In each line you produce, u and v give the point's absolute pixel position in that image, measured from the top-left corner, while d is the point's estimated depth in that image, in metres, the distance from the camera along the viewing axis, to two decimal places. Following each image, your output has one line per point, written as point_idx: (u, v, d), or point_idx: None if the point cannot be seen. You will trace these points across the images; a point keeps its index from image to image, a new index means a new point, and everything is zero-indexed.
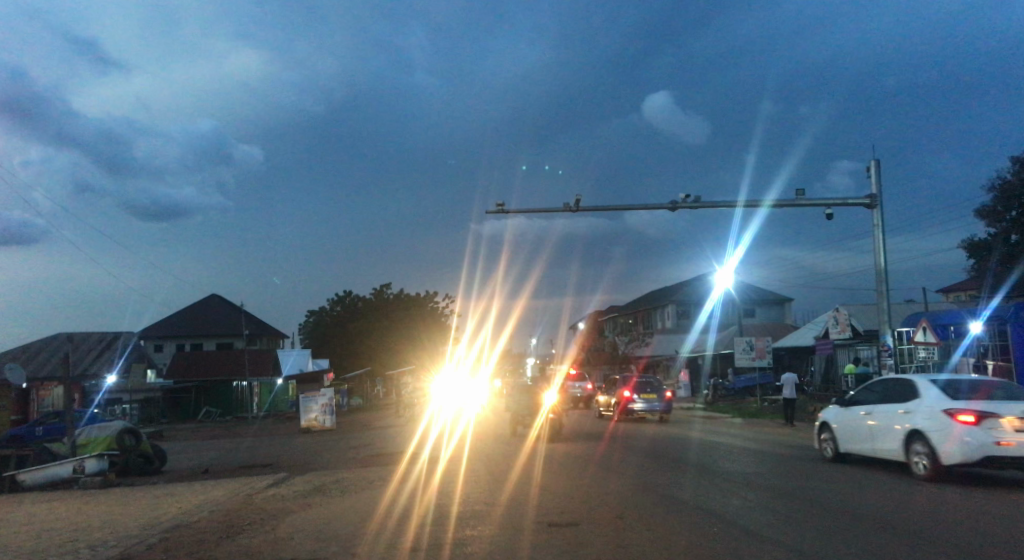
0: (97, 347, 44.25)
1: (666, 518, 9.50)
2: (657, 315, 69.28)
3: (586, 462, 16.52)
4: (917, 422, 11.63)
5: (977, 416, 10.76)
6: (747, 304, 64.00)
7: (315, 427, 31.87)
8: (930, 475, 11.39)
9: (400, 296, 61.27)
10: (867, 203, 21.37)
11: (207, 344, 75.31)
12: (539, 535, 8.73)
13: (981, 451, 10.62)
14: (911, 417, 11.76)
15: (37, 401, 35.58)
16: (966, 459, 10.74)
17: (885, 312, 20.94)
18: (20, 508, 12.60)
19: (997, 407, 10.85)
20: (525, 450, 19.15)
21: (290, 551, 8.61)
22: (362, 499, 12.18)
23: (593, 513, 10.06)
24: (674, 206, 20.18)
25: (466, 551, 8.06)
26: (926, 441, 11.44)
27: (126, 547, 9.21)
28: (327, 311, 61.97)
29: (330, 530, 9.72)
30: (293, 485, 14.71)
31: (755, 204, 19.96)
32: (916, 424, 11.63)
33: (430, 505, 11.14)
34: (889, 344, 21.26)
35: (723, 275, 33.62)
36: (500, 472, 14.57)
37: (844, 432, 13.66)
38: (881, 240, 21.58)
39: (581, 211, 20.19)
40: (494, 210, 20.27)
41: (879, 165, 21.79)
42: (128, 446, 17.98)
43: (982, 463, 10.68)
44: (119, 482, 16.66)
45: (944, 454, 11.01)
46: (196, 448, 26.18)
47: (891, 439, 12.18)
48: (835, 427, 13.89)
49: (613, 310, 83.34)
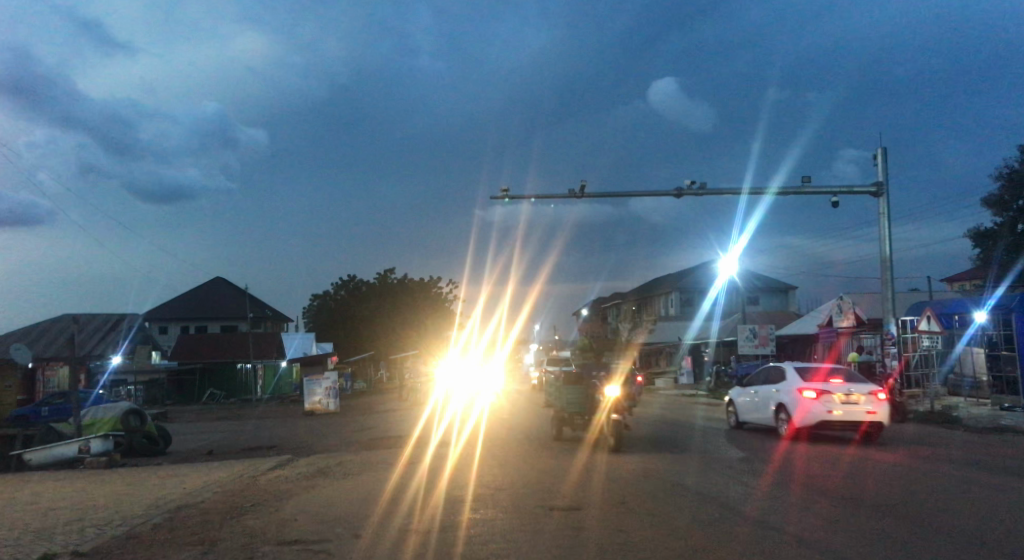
0: (103, 328, 44.45)
1: (666, 502, 9.58)
2: (661, 302, 69.25)
3: (589, 446, 16.65)
4: (782, 396, 15.77)
5: (817, 392, 14.94)
6: (752, 292, 63.90)
7: (319, 410, 32.01)
8: (790, 436, 15.58)
9: (404, 281, 61.29)
10: (873, 191, 21.29)
11: (212, 327, 75.60)
12: (540, 519, 8.80)
13: (819, 417, 14.81)
14: (779, 393, 15.89)
15: (42, 381, 35.74)
16: (808, 423, 14.89)
17: (889, 301, 20.93)
18: (27, 487, 12.74)
19: (832, 385, 15.05)
20: (529, 434, 19.32)
21: (294, 531, 8.70)
22: (365, 482, 12.27)
23: (595, 497, 10.12)
24: (679, 193, 20.11)
25: (471, 534, 8.15)
26: (786, 411, 15.59)
27: (132, 526, 9.30)
28: (332, 296, 62.09)
29: (334, 512, 9.81)
30: (297, 467, 14.80)
31: (761, 192, 19.91)
32: (782, 399, 15.74)
33: (434, 489, 11.24)
34: (892, 332, 21.25)
35: (727, 262, 33.59)
36: (505, 457, 14.68)
37: (743, 406, 17.69)
38: (887, 229, 21.52)
39: (586, 197, 20.16)
40: (499, 196, 20.26)
41: (885, 153, 21.70)
42: (133, 426, 18.12)
43: (821, 426, 14.88)
44: (125, 462, 16.79)
45: (797, 419, 15.11)
46: (200, 429, 26.34)
47: (766, 410, 16.33)
48: (736, 402, 17.97)
49: (617, 297, 83.32)
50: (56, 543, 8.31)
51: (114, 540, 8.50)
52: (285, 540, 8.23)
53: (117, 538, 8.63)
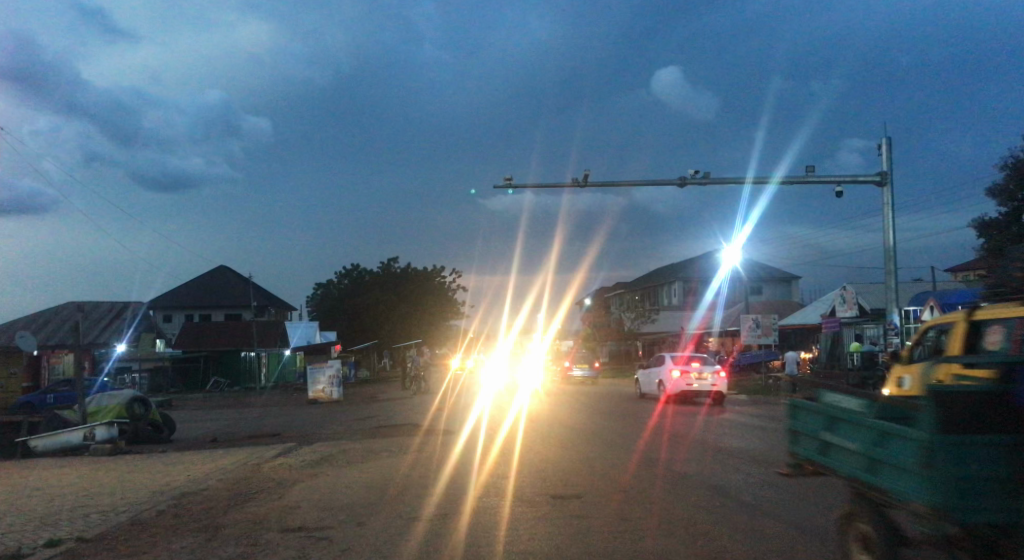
0: (108, 316, 44.60)
1: (668, 491, 9.61)
2: (664, 292, 69.25)
3: (599, 434, 16.70)
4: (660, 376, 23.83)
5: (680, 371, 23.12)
6: (755, 281, 63.83)
7: (322, 398, 32.16)
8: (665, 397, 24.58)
9: (406, 271, 61.47)
10: (877, 180, 21.23)
11: (217, 315, 75.77)
12: (544, 507, 8.87)
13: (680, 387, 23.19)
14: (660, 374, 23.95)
15: (48, 368, 35.95)
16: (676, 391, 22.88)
17: (892, 290, 20.90)
18: (32, 473, 12.85)
19: (691, 366, 23.52)
20: (589, 464, 12.06)
21: (299, 518, 8.79)
22: (366, 470, 12.29)
23: (595, 486, 10.14)
24: (682, 182, 20.05)
25: (474, 523, 8.21)
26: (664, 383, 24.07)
27: (136, 513, 9.35)
28: (335, 285, 62.29)
29: (339, 499, 9.88)
30: (301, 455, 14.88)
31: (764, 182, 19.83)
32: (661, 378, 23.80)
33: (438, 477, 11.33)
34: (895, 322, 21.22)
35: (730, 252, 33.57)
36: (512, 446, 14.73)
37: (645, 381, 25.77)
38: (891, 218, 21.47)
39: (589, 186, 20.12)
40: (501, 185, 20.28)
41: (890, 143, 21.61)
42: (137, 414, 18.22)
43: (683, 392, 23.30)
44: (129, 449, 16.92)
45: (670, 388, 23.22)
46: (205, 417, 26.56)
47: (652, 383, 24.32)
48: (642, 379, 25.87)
49: (621, 287, 83.41)
50: (61, 529, 8.40)
51: (120, 526, 8.58)
52: (288, 527, 8.30)
53: (123, 524, 8.71)
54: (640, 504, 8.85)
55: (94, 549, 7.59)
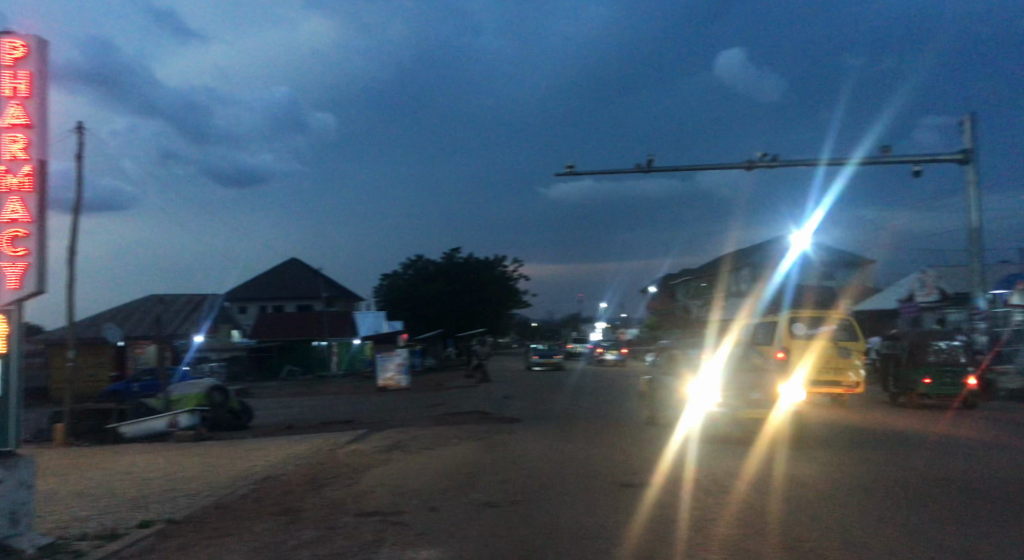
0: (187, 308, 45.70)
1: (742, 479, 9.47)
2: (733, 278, 67.72)
3: (827, 437, 13.16)
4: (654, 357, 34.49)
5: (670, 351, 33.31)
6: (829, 267, 61.84)
7: (391, 386, 32.68)
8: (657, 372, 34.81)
9: (469, 261, 61.91)
10: (958, 159, 20.34)
11: (288, 306, 77.73)
12: (615, 495, 8.86)
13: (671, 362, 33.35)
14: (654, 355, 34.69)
15: (132, 358, 37.32)
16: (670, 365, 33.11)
17: (976, 273, 20.05)
18: (121, 459, 13.44)
19: None
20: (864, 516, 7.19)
21: (373, 502, 8.97)
22: (437, 457, 12.48)
23: (666, 474, 10.07)
24: (750, 165, 19.60)
25: (545, 509, 8.24)
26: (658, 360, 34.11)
27: (220, 496, 9.71)
28: (399, 276, 63.18)
29: (411, 484, 10.06)
30: (374, 441, 15.20)
31: (837, 163, 19.19)
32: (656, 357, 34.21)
33: (509, 464, 11.40)
34: (981, 307, 20.36)
35: (802, 237, 32.64)
36: (645, 436, 14.11)
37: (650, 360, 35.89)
38: (974, 198, 20.56)
39: (653, 171, 19.82)
40: (564, 171, 20.17)
41: (973, 119, 20.66)
42: (217, 402, 18.84)
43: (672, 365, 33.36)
44: (211, 436, 17.61)
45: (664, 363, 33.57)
46: (279, 405, 27.29)
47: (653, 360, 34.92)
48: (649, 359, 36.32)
49: (687, 273, 82.01)
50: (153, 511, 8.80)
51: (204, 508, 8.90)
52: (364, 511, 8.47)
53: (208, 507, 9.03)
54: (710, 493, 8.73)
55: (182, 530, 7.92)
